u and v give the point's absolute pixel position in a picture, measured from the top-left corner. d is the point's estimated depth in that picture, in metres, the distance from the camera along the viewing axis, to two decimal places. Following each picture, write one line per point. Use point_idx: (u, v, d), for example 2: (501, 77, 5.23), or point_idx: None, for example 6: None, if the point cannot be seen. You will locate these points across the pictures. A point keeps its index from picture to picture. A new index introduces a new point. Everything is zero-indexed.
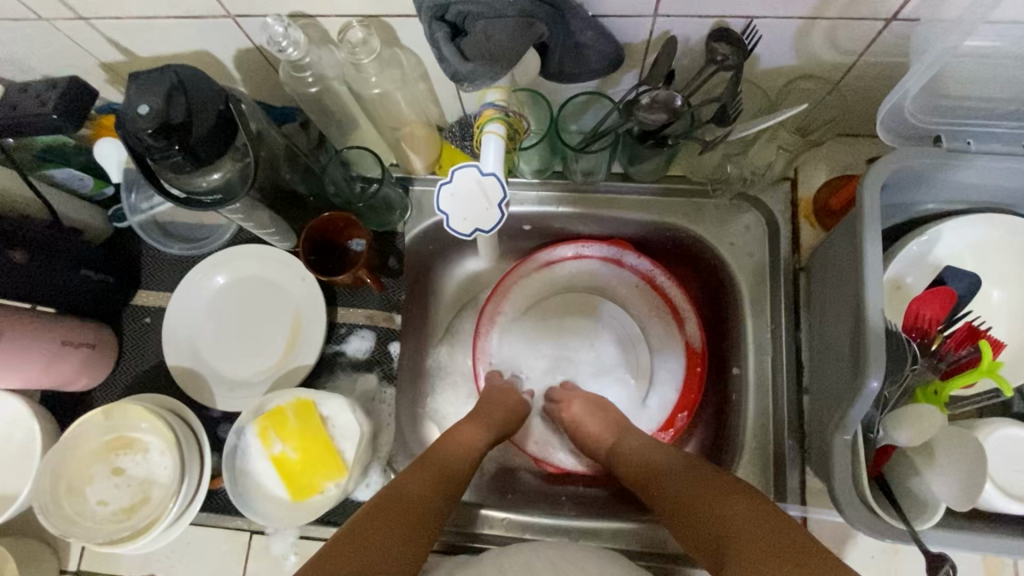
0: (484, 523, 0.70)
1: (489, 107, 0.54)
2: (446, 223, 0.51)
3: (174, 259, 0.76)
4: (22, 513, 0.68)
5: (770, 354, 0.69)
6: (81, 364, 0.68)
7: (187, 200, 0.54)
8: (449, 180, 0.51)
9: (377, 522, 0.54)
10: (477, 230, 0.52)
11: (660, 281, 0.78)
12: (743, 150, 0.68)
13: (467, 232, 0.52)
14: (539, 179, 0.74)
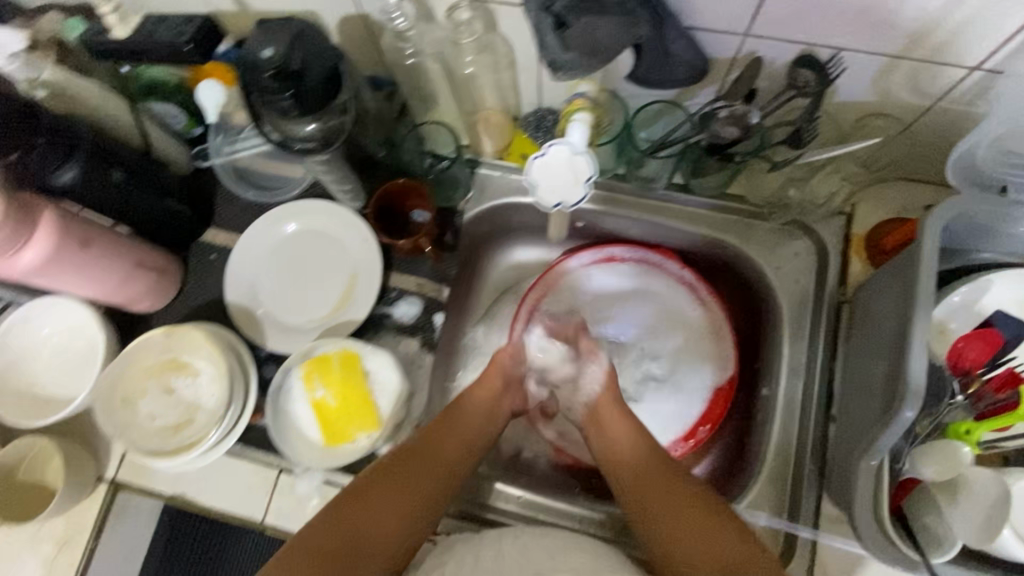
0: (499, 497, 0.73)
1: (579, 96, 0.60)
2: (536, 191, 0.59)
3: (246, 204, 0.80)
4: (72, 417, 0.72)
5: (802, 379, 0.70)
6: (148, 286, 0.72)
7: (284, 147, 0.57)
8: (542, 152, 0.58)
9: (380, 494, 0.59)
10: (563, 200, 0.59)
11: (702, 297, 0.81)
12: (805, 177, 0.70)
13: (553, 201, 0.59)
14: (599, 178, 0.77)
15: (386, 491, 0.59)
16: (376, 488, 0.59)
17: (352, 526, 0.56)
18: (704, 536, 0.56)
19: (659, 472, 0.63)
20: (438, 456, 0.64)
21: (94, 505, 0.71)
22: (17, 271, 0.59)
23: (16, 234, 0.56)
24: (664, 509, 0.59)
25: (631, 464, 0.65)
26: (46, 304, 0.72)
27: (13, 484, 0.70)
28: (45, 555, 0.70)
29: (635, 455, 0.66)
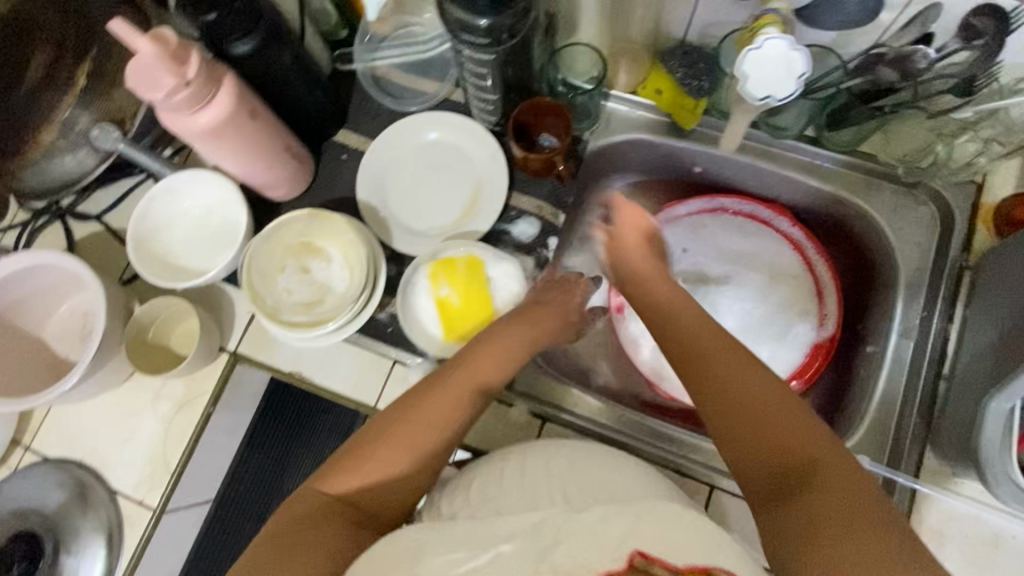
0: (576, 404, 0.73)
1: (772, 12, 0.62)
2: (744, 84, 0.58)
3: (380, 110, 0.83)
4: (203, 288, 0.76)
5: (913, 338, 0.71)
6: (289, 173, 0.75)
7: (461, 29, 0.62)
8: (761, 44, 0.57)
9: (394, 428, 0.56)
10: (770, 97, 0.58)
11: (810, 256, 0.82)
12: (947, 137, 0.70)
13: (760, 96, 0.58)
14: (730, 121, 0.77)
15: (400, 427, 0.56)
16: (394, 427, 0.56)
17: (364, 470, 0.54)
18: (789, 466, 0.47)
19: (723, 377, 0.53)
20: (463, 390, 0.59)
21: (215, 372, 0.74)
22: (189, 132, 0.62)
23: (196, 96, 0.58)
24: (744, 427, 0.50)
25: (696, 365, 0.56)
26: (192, 175, 0.75)
27: (145, 341, 0.74)
28: (164, 413, 0.74)
29: (703, 358, 0.56)
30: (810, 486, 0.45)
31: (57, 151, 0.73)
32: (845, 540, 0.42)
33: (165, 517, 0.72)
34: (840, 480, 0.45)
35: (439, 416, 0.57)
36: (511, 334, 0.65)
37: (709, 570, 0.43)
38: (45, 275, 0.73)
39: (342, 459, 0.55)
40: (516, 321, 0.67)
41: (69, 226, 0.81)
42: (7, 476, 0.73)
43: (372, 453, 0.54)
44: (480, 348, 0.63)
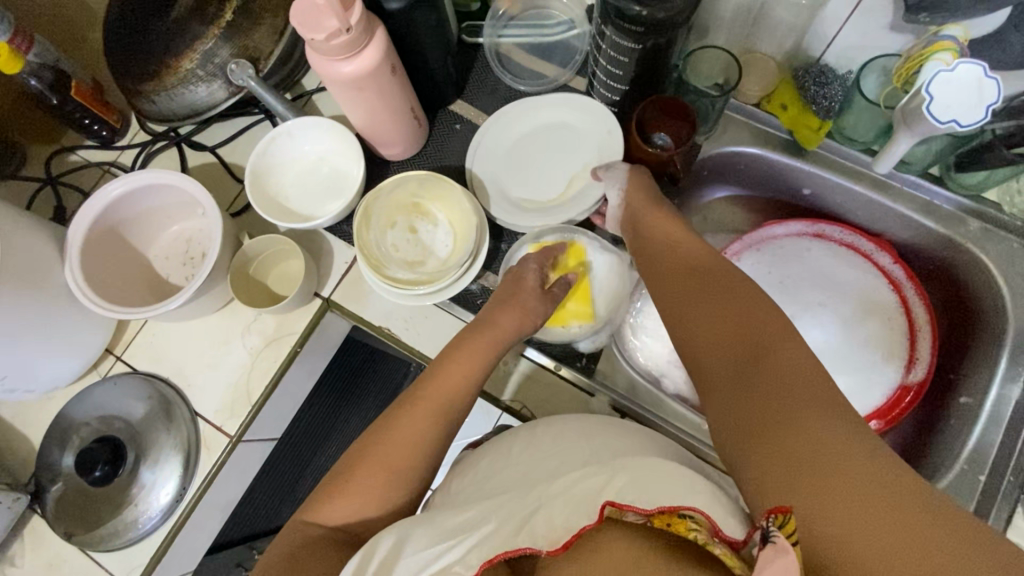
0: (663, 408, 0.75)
1: (948, 39, 0.60)
2: (928, 106, 0.58)
3: (497, 86, 0.83)
4: (306, 232, 0.78)
5: (1016, 395, 0.69)
6: (406, 133, 0.76)
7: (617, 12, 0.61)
8: (953, 68, 0.56)
9: (381, 438, 0.58)
10: (953, 121, 0.58)
11: (907, 295, 0.80)
12: None
13: (943, 119, 0.58)
14: (851, 147, 0.77)
15: (387, 440, 0.58)
16: (373, 454, 0.57)
17: (352, 493, 0.56)
18: (811, 433, 0.46)
19: (763, 340, 0.54)
20: (439, 399, 0.60)
21: (306, 315, 0.76)
22: (330, 77, 0.63)
23: (350, 43, 0.59)
24: (776, 429, 0.48)
25: (732, 327, 0.56)
26: (316, 122, 0.76)
27: (246, 274, 0.76)
28: (253, 346, 0.76)
29: (744, 322, 0.56)
30: (819, 440, 0.46)
31: (193, 80, 0.75)
32: (840, 491, 0.44)
33: (239, 445, 0.74)
34: (852, 438, 0.46)
35: (421, 430, 0.58)
36: (494, 328, 0.65)
37: (677, 510, 0.45)
38: (163, 196, 0.75)
39: (334, 482, 0.57)
40: (500, 314, 0.66)
41: (184, 153, 0.84)
42: (96, 381, 0.76)
43: (356, 477, 0.56)
44: (458, 350, 0.64)
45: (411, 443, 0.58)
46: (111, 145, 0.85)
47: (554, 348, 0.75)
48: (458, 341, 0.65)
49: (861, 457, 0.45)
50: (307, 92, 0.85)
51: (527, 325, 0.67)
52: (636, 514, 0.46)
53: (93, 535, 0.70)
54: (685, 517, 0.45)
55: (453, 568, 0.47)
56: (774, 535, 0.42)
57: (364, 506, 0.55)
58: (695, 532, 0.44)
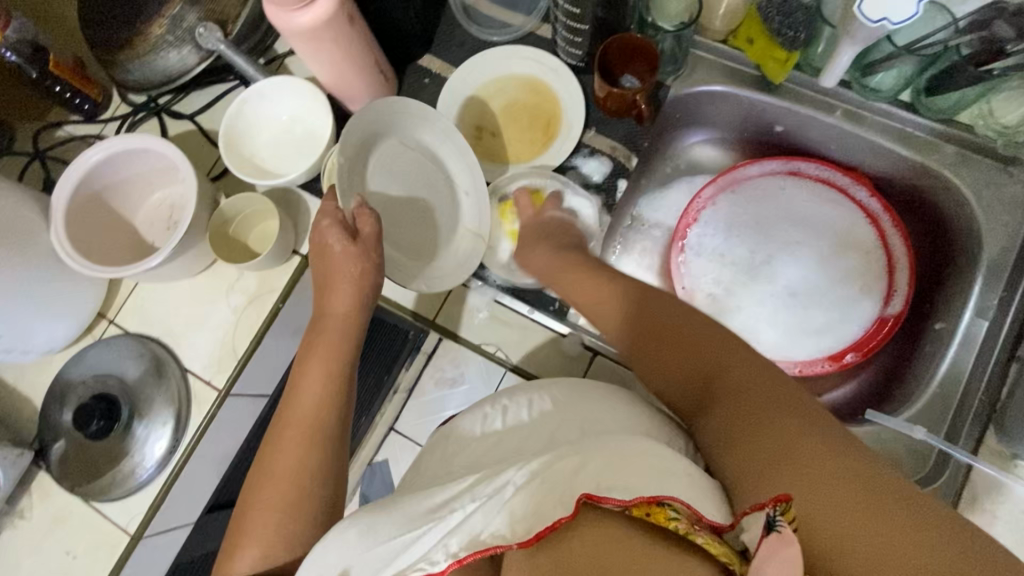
0: None
1: None
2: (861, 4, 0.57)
3: (464, 38, 0.84)
4: (282, 192, 0.80)
5: (989, 317, 0.69)
6: (372, 88, 0.77)
7: None
8: None
9: (266, 481, 0.58)
10: (884, 19, 0.57)
11: (884, 228, 0.79)
12: None
13: (874, 18, 0.57)
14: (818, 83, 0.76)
15: (270, 470, 0.59)
16: (261, 488, 0.58)
17: (260, 526, 0.57)
18: (790, 446, 0.46)
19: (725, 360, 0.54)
20: (305, 408, 0.61)
21: (286, 272, 0.78)
22: (285, 29, 0.64)
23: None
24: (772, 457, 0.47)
25: (692, 355, 0.55)
26: (284, 83, 0.77)
27: (226, 234, 0.78)
28: (236, 305, 0.78)
29: (699, 349, 0.55)
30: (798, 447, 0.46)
31: (165, 45, 0.77)
32: (825, 489, 0.44)
33: (229, 400, 0.77)
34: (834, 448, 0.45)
35: (300, 443, 0.59)
36: (332, 317, 0.67)
37: (657, 500, 0.43)
38: (141, 162, 0.77)
39: (236, 526, 0.58)
40: (332, 291, 0.66)
41: (164, 122, 0.85)
42: (91, 343, 0.79)
43: (255, 516, 0.57)
44: (308, 357, 0.65)
45: (293, 457, 0.59)
46: (95, 118, 0.87)
47: (529, 293, 0.76)
48: (297, 373, 0.64)
49: (837, 460, 0.45)
50: (279, 57, 0.86)
51: (368, 290, 0.67)
52: (614, 505, 0.42)
53: (95, 486, 0.74)
54: (665, 506, 0.42)
55: (420, 563, 0.45)
56: (780, 522, 0.38)
57: (276, 538, 0.56)
58: (677, 521, 0.42)
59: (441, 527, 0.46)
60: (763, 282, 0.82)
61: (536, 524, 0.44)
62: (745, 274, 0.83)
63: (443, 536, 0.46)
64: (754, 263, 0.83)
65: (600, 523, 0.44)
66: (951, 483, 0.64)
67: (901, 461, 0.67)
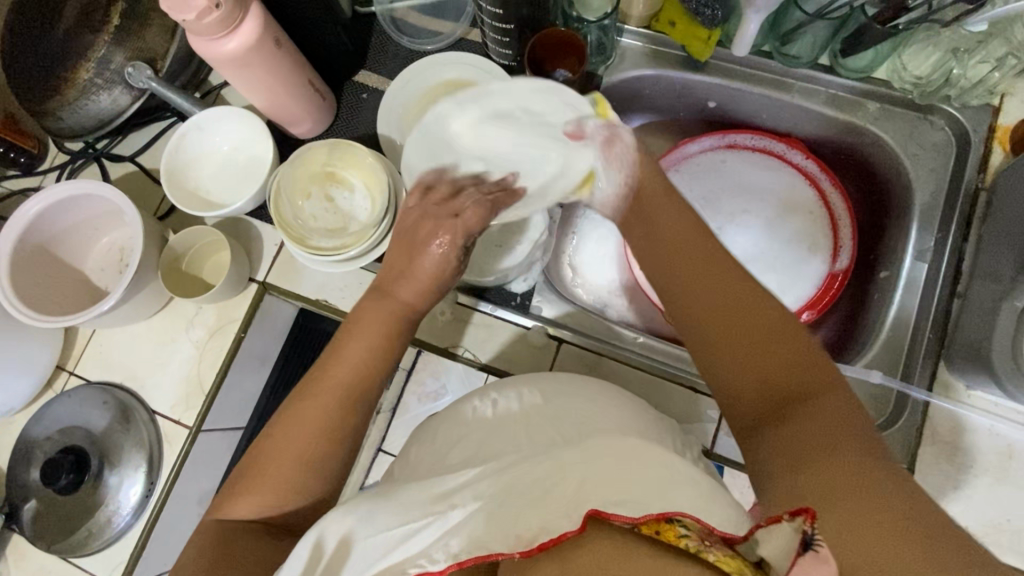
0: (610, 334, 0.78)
1: None
2: None
3: (398, 50, 0.85)
4: (232, 222, 0.80)
5: (928, 259, 0.72)
6: (311, 109, 0.77)
7: None
8: None
9: (279, 454, 0.54)
10: None
11: (824, 188, 0.82)
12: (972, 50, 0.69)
13: None
14: (759, 58, 0.78)
15: (293, 424, 0.55)
16: (278, 440, 0.54)
17: (266, 481, 0.54)
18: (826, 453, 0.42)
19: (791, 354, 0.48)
20: (340, 380, 0.56)
21: (244, 302, 0.78)
22: (212, 56, 0.64)
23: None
24: (809, 469, 0.42)
25: (775, 362, 0.48)
26: (222, 113, 0.77)
27: (178, 269, 0.77)
28: (197, 339, 0.78)
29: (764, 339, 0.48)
30: (845, 481, 0.40)
31: (93, 88, 0.78)
32: (862, 520, 0.38)
33: (201, 436, 0.77)
34: (882, 484, 0.39)
35: (328, 413, 0.55)
36: (387, 293, 0.57)
37: (666, 515, 0.41)
38: (84, 207, 0.76)
39: (245, 476, 0.55)
40: (395, 257, 0.58)
41: (105, 167, 0.83)
42: (52, 398, 0.77)
43: (267, 471, 0.54)
44: (356, 323, 0.58)
45: (319, 422, 0.55)
46: (33, 171, 0.85)
47: (490, 293, 0.78)
48: (353, 327, 0.57)
49: (890, 500, 0.39)
50: (214, 89, 0.85)
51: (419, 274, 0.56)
52: (624, 522, 0.41)
53: (71, 542, 0.72)
54: (674, 523, 0.41)
55: (418, 559, 0.45)
56: (818, 541, 0.36)
57: (269, 492, 0.54)
58: (686, 537, 0.40)
59: (439, 524, 0.46)
60: None
61: (540, 535, 0.43)
62: None
63: (442, 536, 0.46)
64: None
65: (613, 542, 0.42)
66: (913, 421, 0.66)
67: (863, 404, 0.70)
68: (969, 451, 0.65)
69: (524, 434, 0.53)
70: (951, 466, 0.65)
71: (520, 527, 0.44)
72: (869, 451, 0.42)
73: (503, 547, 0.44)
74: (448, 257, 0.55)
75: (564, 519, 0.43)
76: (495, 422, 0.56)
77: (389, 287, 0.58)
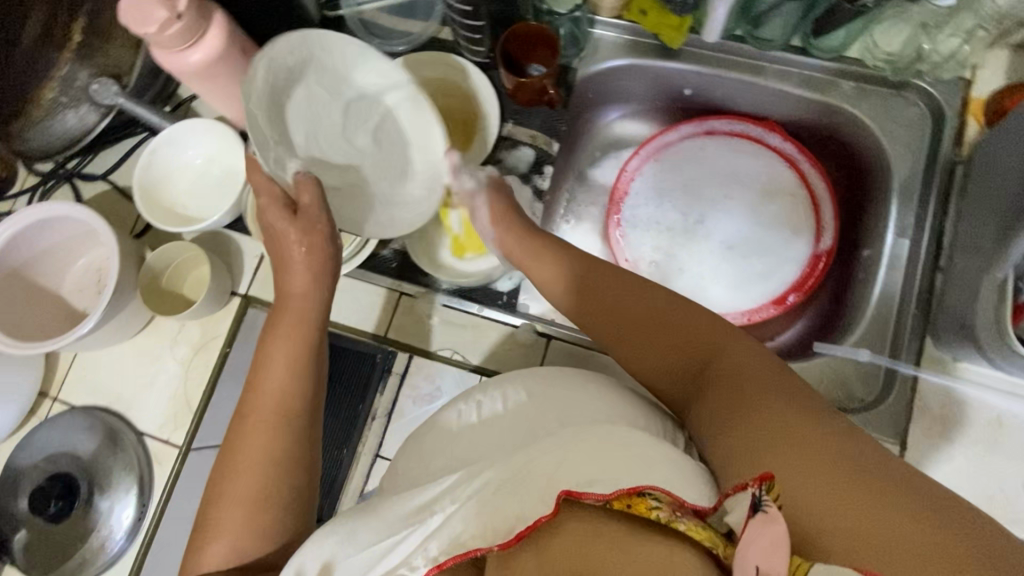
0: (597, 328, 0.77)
1: None
2: None
3: (370, 53, 0.84)
4: (211, 236, 0.78)
5: (908, 236, 0.73)
6: None
7: None
8: None
9: (226, 511, 0.54)
10: None
11: (803, 169, 0.82)
12: (941, 23, 0.69)
13: None
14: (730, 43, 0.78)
15: (235, 471, 0.55)
16: (226, 488, 0.55)
17: (220, 529, 0.53)
18: (750, 403, 0.47)
19: (696, 333, 0.53)
20: (267, 400, 0.57)
21: (228, 316, 0.77)
22: (178, 68, 0.63)
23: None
24: (743, 424, 0.46)
25: (685, 344, 0.53)
26: (192, 125, 0.76)
27: (158, 287, 0.76)
28: (183, 357, 0.77)
29: (664, 320, 0.54)
30: (773, 427, 0.45)
31: (60, 108, 0.76)
32: (799, 464, 0.43)
33: (191, 454, 0.75)
34: (807, 420, 0.45)
35: (262, 443, 0.56)
36: (290, 298, 0.61)
37: (639, 490, 0.41)
38: (57, 229, 0.74)
39: (200, 531, 0.55)
40: (290, 279, 0.61)
41: (77, 187, 0.82)
42: (37, 425, 0.76)
43: (221, 519, 0.54)
44: (272, 342, 0.60)
45: (247, 448, 0.55)
46: (3, 195, 0.83)
47: (475, 293, 0.77)
48: (264, 360, 0.60)
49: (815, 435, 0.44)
50: (184, 100, 0.83)
51: (319, 264, 0.61)
52: (595, 500, 0.41)
53: (65, 569, 0.71)
54: (645, 496, 0.41)
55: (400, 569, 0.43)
56: (766, 502, 0.36)
57: (226, 543, 0.53)
58: (659, 509, 0.40)
59: (421, 530, 0.45)
60: (699, 238, 0.85)
61: (516, 524, 0.42)
62: (684, 235, 0.85)
63: (424, 540, 0.44)
64: (686, 225, 0.85)
65: (588, 523, 0.41)
66: (901, 395, 0.67)
67: (852, 382, 0.70)
68: (959, 423, 0.66)
69: (517, 434, 0.53)
70: (941, 439, 0.65)
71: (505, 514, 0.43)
72: (784, 388, 0.47)
73: (481, 542, 0.42)
74: (311, 253, 0.61)
75: (540, 503, 0.42)
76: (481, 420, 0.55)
77: (287, 313, 0.61)
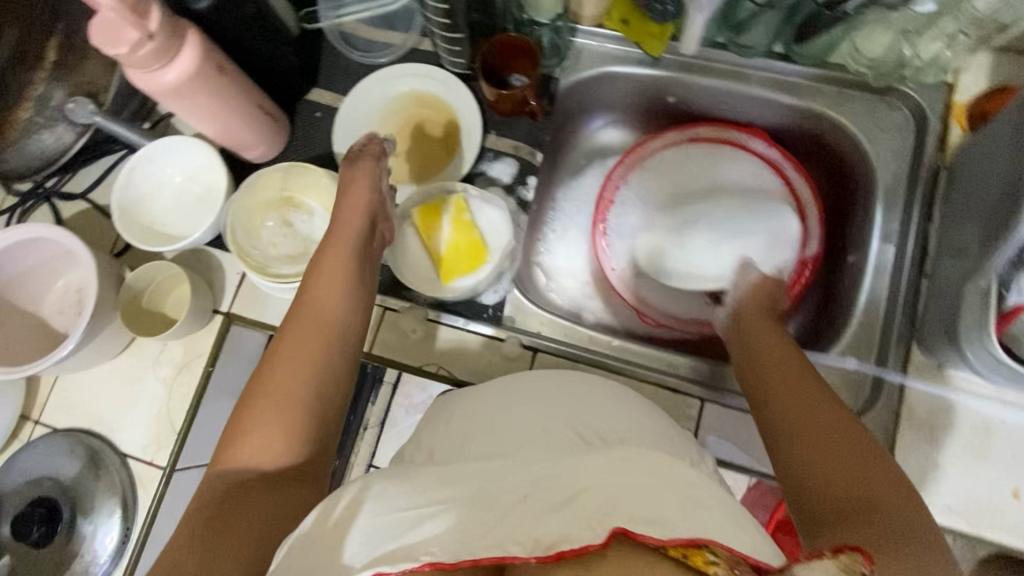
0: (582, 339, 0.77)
1: None
2: None
3: (350, 66, 0.83)
4: (192, 254, 0.78)
5: (894, 242, 0.72)
6: (263, 132, 0.75)
7: None
8: None
9: (262, 416, 0.54)
10: None
11: (788, 174, 0.81)
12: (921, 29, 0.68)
13: None
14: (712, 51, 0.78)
15: (278, 364, 0.58)
16: (263, 380, 0.57)
17: (254, 433, 0.54)
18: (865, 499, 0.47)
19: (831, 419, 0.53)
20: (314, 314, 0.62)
21: (211, 334, 0.76)
22: (153, 88, 0.62)
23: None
24: (853, 512, 0.46)
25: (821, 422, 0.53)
26: (168, 143, 0.75)
27: (139, 307, 0.75)
28: (166, 377, 0.76)
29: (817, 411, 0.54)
30: (880, 530, 0.44)
31: (37, 128, 0.75)
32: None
33: (175, 475, 0.74)
34: (917, 544, 0.44)
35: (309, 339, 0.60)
36: (343, 222, 0.68)
37: (697, 542, 0.41)
38: (35, 251, 0.74)
39: (233, 430, 0.55)
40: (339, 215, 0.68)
41: (56, 206, 0.80)
42: (19, 449, 0.75)
43: (255, 409, 0.55)
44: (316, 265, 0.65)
45: (303, 360, 0.58)
46: None
47: (459, 306, 0.76)
48: (312, 284, 0.65)
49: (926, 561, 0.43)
50: (164, 116, 0.82)
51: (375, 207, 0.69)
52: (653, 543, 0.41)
53: None
54: (703, 549, 0.41)
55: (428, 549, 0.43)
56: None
57: (265, 444, 0.53)
58: (717, 565, 0.40)
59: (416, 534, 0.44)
60: None
61: (559, 543, 0.42)
62: None
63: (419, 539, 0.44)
64: None
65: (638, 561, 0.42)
66: (889, 403, 0.67)
67: (840, 390, 0.69)
68: (946, 430, 0.65)
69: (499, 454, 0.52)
70: (929, 447, 0.65)
71: (540, 531, 0.43)
72: (908, 511, 0.46)
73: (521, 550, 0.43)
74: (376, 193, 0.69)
75: None
76: (480, 406, 0.57)
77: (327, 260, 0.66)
